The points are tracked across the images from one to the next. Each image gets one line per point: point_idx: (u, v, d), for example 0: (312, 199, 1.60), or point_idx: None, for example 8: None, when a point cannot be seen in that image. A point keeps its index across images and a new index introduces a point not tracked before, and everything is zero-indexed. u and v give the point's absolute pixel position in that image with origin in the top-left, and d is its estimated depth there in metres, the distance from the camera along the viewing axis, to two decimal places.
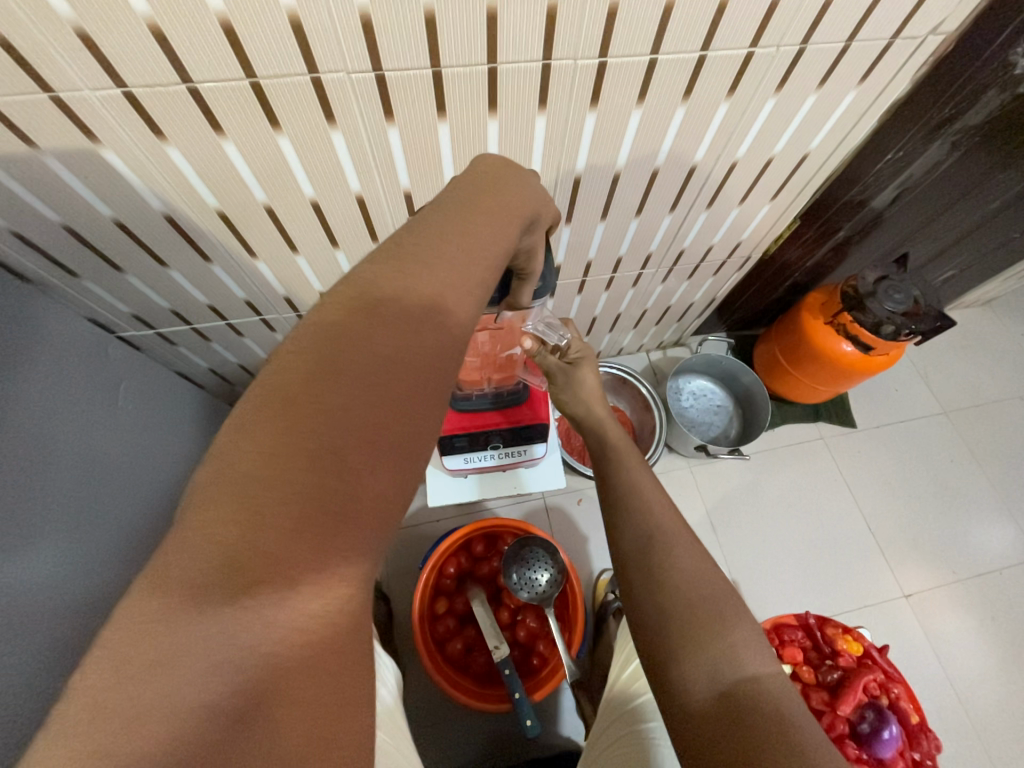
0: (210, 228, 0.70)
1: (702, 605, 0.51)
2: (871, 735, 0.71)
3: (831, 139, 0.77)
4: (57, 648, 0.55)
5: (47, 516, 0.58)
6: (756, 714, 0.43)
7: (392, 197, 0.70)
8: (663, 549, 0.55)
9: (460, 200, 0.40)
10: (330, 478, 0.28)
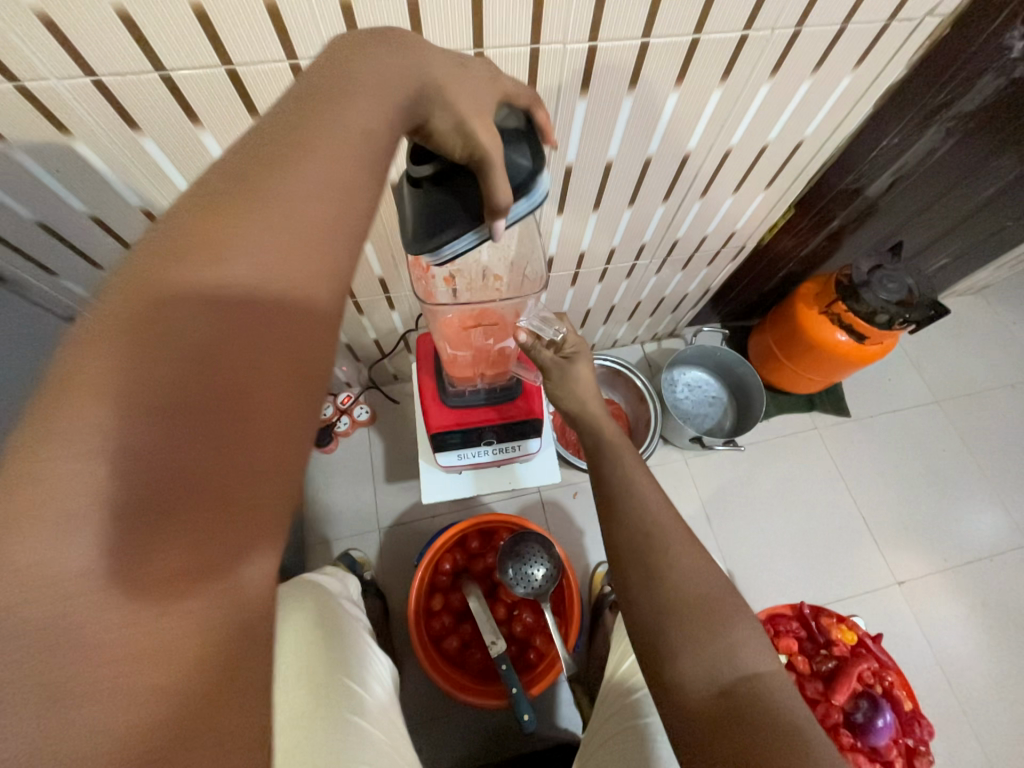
0: None
1: (696, 601, 0.51)
2: (865, 724, 0.72)
3: (826, 126, 0.76)
4: None
5: None
6: (755, 713, 0.43)
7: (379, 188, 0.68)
8: (660, 546, 0.54)
9: (313, 90, 0.31)
10: (160, 464, 0.22)
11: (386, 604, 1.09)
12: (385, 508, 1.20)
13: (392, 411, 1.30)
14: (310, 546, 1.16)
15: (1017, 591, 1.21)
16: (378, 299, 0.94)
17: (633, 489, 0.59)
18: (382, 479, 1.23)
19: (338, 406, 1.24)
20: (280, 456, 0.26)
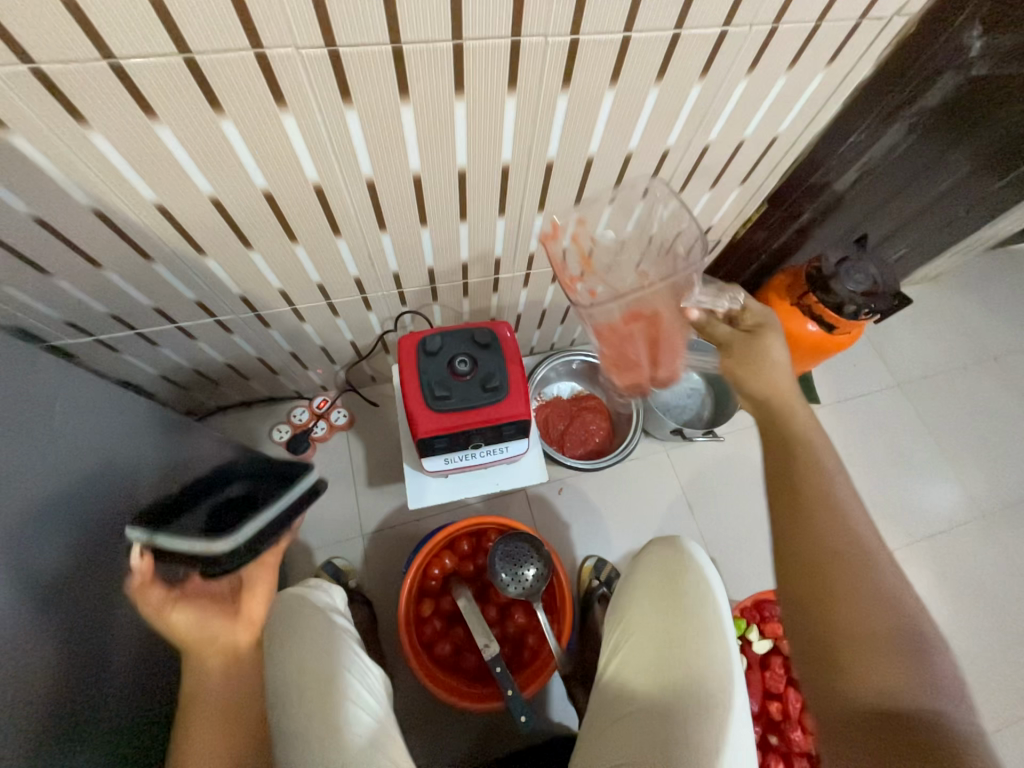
0: (149, 223, 0.63)
1: (898, 627, 0.50)
2: None
3: (799, 122, 0.77)
4: None
5: None
6: (921, 727, 0.46)
7: (354, 186, 0.65)
8: (855, 569, 0.52)
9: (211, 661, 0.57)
10: (222, 673, 0.57)
11: (373, 612, 1.06)
12: (368, 514, 1.17)
13: (371, 413, 1.26)
14: (291, 557, 1.12)
15: (973, 560, 1.30)
16: (354, 300, 0.91)
17: (846, 482, 0.57)
18: (364, 484, 1.20)
19: (314, 411, 1.20)
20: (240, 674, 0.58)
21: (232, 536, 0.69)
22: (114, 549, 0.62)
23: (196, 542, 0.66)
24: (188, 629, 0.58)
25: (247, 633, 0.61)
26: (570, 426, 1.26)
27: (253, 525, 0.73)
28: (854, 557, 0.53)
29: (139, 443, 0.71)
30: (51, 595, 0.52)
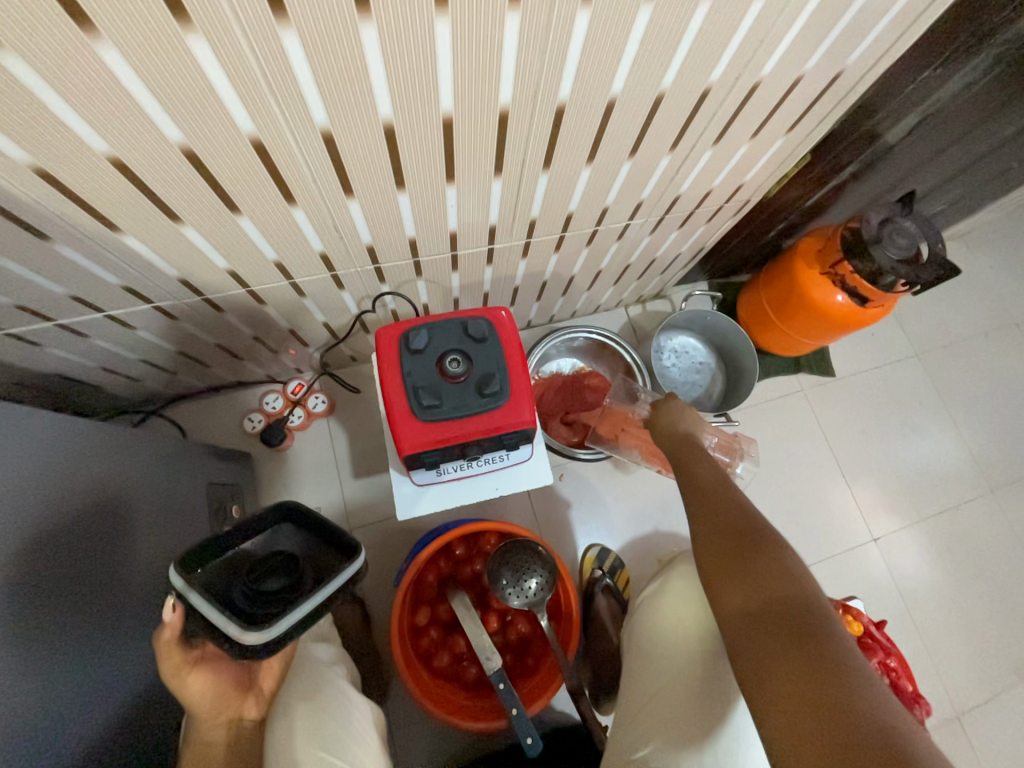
0: (33, 194, 0.47)
1: (743, 539, 0.61)
2: None
3: (872, 52, 0.62)
4: None
5: None
6: (778, 602, 0.55)
7: (305, 139, 0.49)
8: (718, 504, 0.67)
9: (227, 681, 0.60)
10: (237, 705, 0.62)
11: (365, 611, 1.01)
12: (355, 508, 1.09)
13: (352, 399, 1.14)
14: None
15: (978, 536, 1.28)
16: (322, 279, 0.76)
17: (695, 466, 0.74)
18: (349, 476, 1.10)
19: (289, 398, 1.08)
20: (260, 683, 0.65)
21: (267, 628, 0.54)
22: (44, 603, 0.51)
23: (233, 621, 0.54)
24: (202, 697, 0.57)
25: (253, 706, 0.63)
26: (571, 410, 1.15)
27: (289, 619, 0.56)
28: (714, 506, 0.67)
29: (68, 466, 0.59)
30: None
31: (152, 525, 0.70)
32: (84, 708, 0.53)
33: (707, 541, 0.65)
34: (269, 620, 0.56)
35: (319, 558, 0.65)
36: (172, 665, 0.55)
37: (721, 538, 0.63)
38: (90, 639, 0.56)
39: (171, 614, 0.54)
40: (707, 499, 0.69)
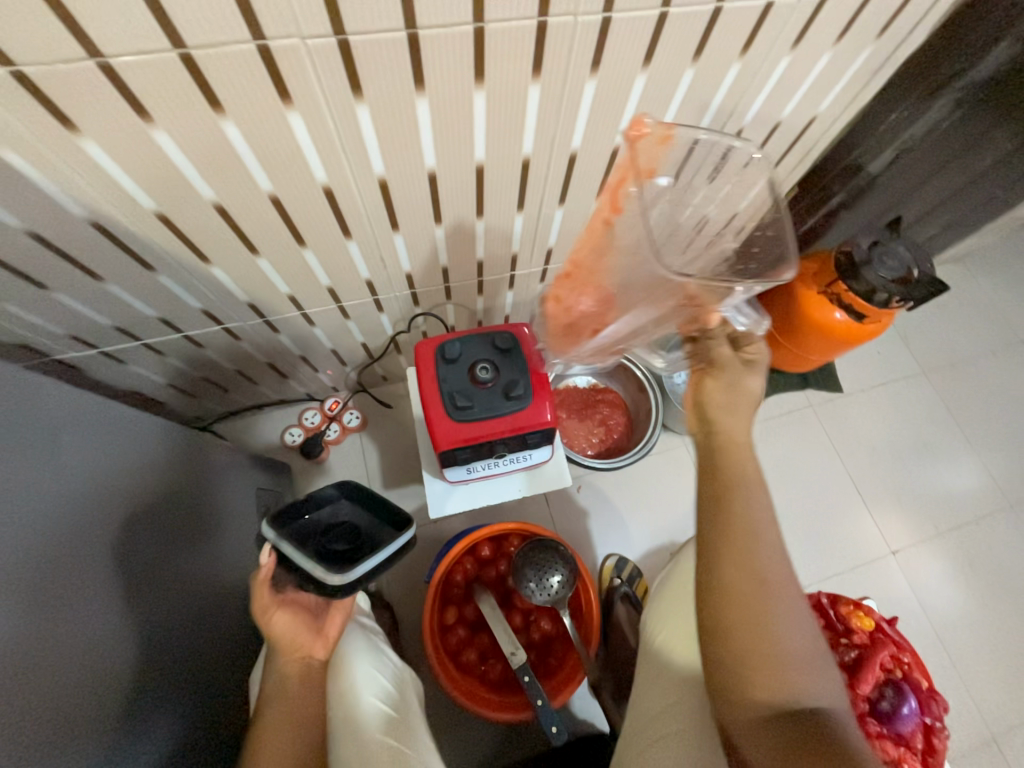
0: (150, 232, 0.59)
1: (802, 658, 0.50)
2: (892, 713, 0.66)
3: (840, 101, 0.71)
4: None
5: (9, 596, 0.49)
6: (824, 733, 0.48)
7: (366, 185, 0.61)
8: (771, 597, 0.50)
9: (297, 624, 0.62)
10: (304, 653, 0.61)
11: (395, 616, 1.06)
12: None
13: (383, 415, 1.23)
14: None
15: (1000, 550, 1.27)
16: (366, 303, 0.87)
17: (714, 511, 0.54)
18: (380, 486, 1.18)
19: (326, 413, 1.17)
20: (328, 629, 0.65)
21: (349, 570, 0.62)
22: (129, 578, 0.59)
23: (318, 565, 0.62)
24: (286, 633, 0.60)
25: (323, 648, 0.63)
26: (588, 424, 1.23)
27: (369, 562, 0.65)
28: (777, 600, 0.50)
29: (150, 461, 0.68)
30: (46, 647, 0.47)
31: (212, 520, 0.79)
32: (161, 677, 0.60)
33: (743, 642, 0.50)
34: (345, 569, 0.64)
35: (377, 528, 0.72)
36: (260, 604, 0.60)
37: (766, 647, 0.50)
38: (165, 615, 0.63)
39: (266, 557, 0.61)
40: (728, 588, 0.51)
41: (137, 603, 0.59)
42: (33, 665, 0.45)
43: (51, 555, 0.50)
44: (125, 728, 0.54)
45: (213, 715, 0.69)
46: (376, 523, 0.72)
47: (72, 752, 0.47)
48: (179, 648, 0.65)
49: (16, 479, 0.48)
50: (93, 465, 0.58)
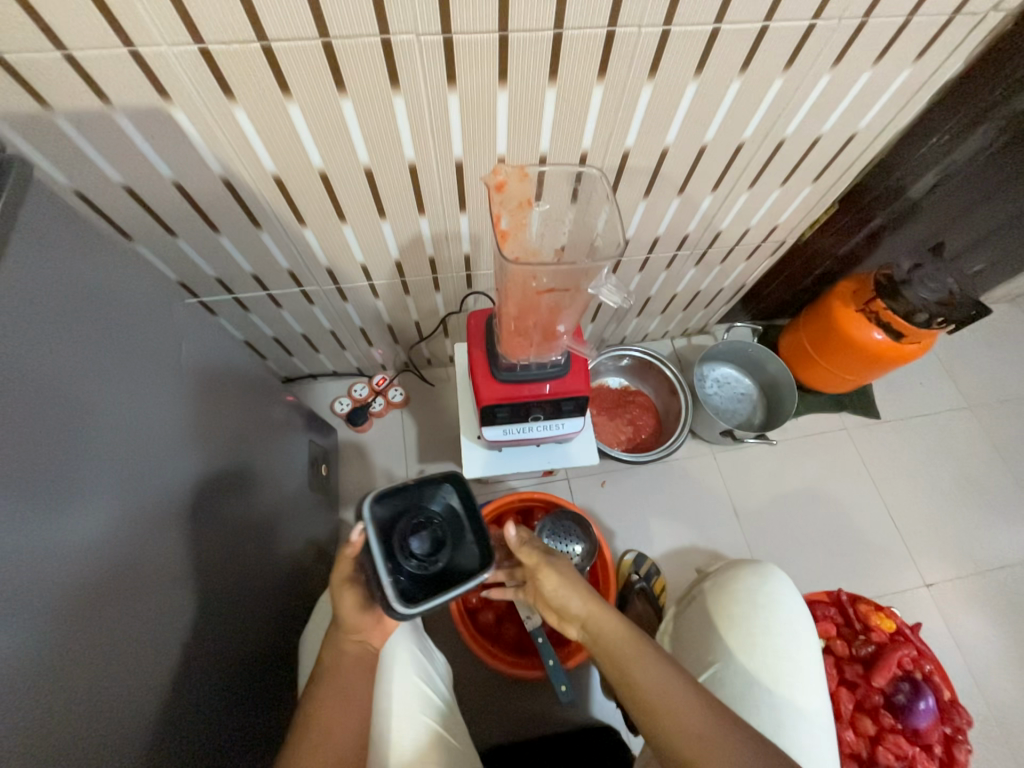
0: (264, 193, 0.70)
1: (673, 699, 0.56)
2: (906, 706, 0.70)
3: (879, 120, 0.77)
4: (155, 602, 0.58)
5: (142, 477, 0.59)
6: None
7: (444, 166, 0.71)
8: (628, 655, 0.60)
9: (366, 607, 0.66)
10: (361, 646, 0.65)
11: None
12: None
13: (424, 395, 1.32)
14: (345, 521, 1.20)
15: None
16: (425, 280, 0.97)
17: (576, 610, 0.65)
18: (414, 460, 1.26)
19: (373, 387, 1.27)
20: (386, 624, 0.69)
21: (416, 607, 0.61)
22: (204, 481, 0.68)
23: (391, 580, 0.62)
24: (352, 612, 0.64)
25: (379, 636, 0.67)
26: (617, 421, 1.27)
27: (433, 599, 0.62)
28: (636, 656, 0.59)
29: (223, 389, 0.78)
30: (143, 515, 0.56)
31: (261, 453, 0.88)
32: (219, 575, 0.68)
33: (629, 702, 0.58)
34: (416, 591, 0.63)
35: (460, 542, 0.69)
36: (337, 578, 0.65)
37: (643, 701, 0.57)
38: (223, 521, 0.72)
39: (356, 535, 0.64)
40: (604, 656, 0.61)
41: (205, 504, 0.68)
42: (133, 525, 0.54)
43: (160, 440, 0.60)
44: (194, 607, 0.62)
45: (251, 625, 0.76)
46: (461, 533, 0.70)
47: (148, 607, 0.56)
48: (233, 555, 0.73)
49: (141, 372, 0.59)
50: (188, 378, 0.68)
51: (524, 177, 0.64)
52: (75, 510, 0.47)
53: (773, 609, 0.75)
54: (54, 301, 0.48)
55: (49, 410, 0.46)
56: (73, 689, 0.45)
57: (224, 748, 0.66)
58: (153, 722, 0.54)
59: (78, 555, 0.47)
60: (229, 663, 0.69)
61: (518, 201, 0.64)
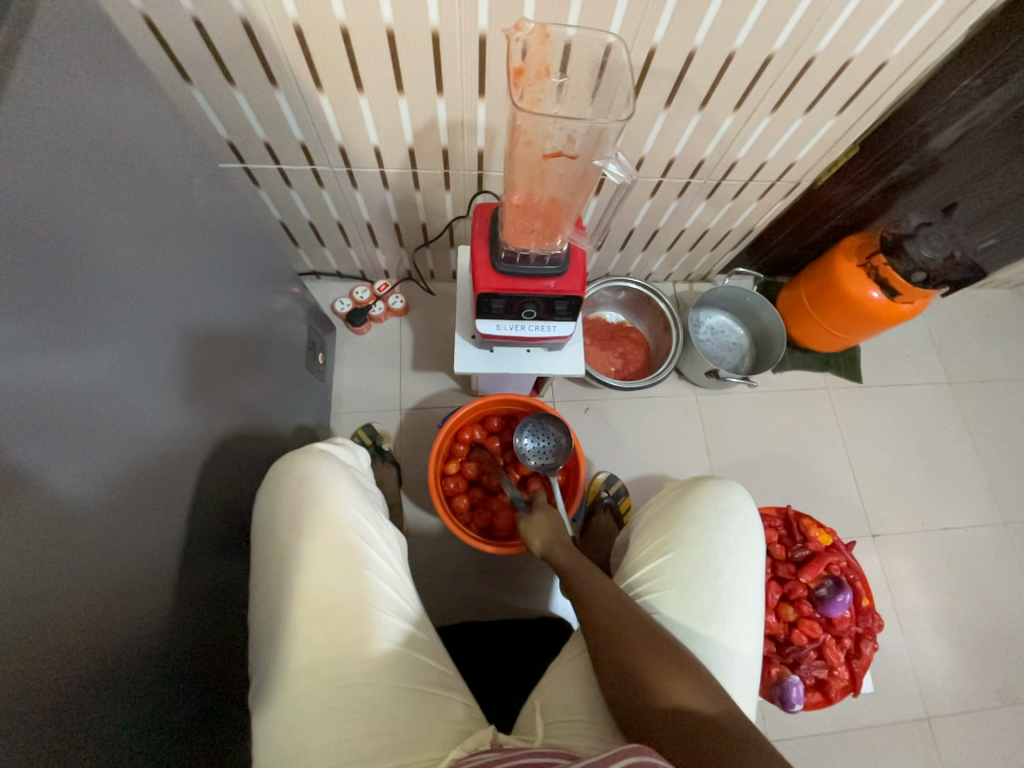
0: (283, 45, 0.69)
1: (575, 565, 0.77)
2: (826, 599, 0.79)
3: (913, 48, 0.76)
4: (160, 421, 0.64)
5: (156, 305, 0.63)
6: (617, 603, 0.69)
7: (467, 40, 0.70)
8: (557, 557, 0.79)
9: None
10: None
11: (399, 474, 1.18)
12: (408, 393, 1.28)
13: (424, 306, 1.35)
14: (337, 414, 1.25)
15: (980, 561, 1.30)
16: (436, 176, 0.97)
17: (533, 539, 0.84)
18: (408, 366, 1.30)
19: (375, 291, 1.28)
20: None
21: None
22: (207, 328, 0.74)
23: None
24: None
25: None
26: (609, 352, 1.31)
27: None
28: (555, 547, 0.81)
29: (228, 250, 0.81)
30: (134, 336, 0.59)
31: (261, 329, 0.92)
32: (209, 418, 0.74)
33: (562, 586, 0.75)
34: None
35: None
36: None
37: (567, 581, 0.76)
38: (219, 375, 0.77)
39: None
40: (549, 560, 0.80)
41: (205, 351, 0.74)
42: (128, 343, 0.58)
43: (164, 274, 0.65)
44: (187, 435, 0.69)
45: (237, 473, 0.83)
46: None
47: (153, 421, 0.62)
48: (223, 407, 0.78)
49: (147, 206, 0.62)
50: (185, 224, 0.70)
51: (545, 41, 0.62)
52: (83, 304, 0.52)
53: (731, 514, 0.78)
54: (56, 100, 0.50)
55: (47, 203, 0.49)
56: (75, 467, 0.50)
57: (209, 570, 0.74)
58: (143, 524, 0.60)
59: (85, 345, 0.52)
60: (213, 501, 0.75)
61: (536, 70, 0.65)
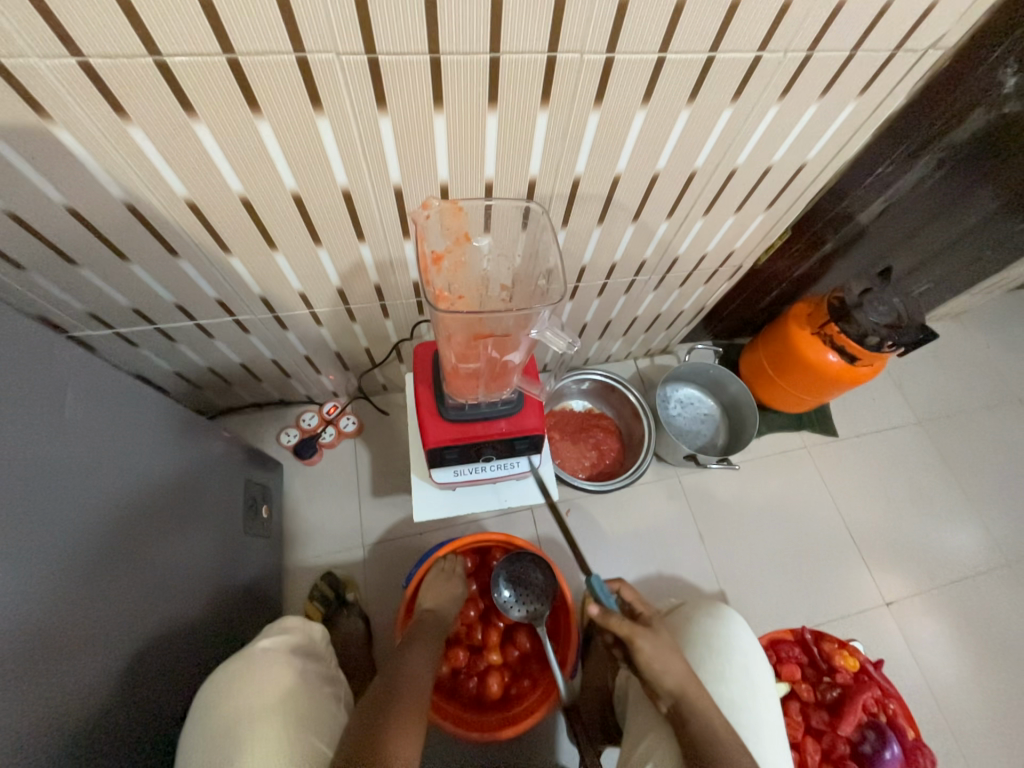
0: (177, 220, 0.63)
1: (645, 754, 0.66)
2: (871, 753, 0.76)
3: (828, 150, 0.77)
4: (46, 702, 0.50)
5: (48, 546, 0.51)
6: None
7: (381, 193, 0.65)
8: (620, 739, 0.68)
9: None
10: None
11: (370, 629, 1.05)
12: (370, 524, 1.15)
13: (378, 423, 1.25)
14: (292, 562, 1.11)
15: (997, 609, 1.24)
16: (372, 308, 0.91)
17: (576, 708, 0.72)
18: (368, 493, 1.18)
19: (323, 417, 1.19)
20: None
21: None
22: (126, 542, 0.62)
23: None
24: None
25: None
26: (582, 445, 1.23)
27: None
28: None
29: (146, 434, 0.70)
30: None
31: (194, 509, 0.79)
32: (127, 658, 0.61)
33: None
34: None
35: None
36: None
37: None
38: (141, 595, 0.64)
39: None
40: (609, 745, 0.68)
41: (122, 572, 0.61)
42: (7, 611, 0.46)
43: (55, 503, 0.53)
44: (92, 697, 0.55)
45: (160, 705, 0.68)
46: None
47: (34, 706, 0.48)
48: (148, 632, 0.64)
49: (32, 427, 0.52)
50: (84, 426, 0.59)
51: (458, 213, 0.63)
52: None
53: (729, 655, 0.75)
54: None
55: None
56: None
57: None
58: None
59: None
60: (127, 763, 0.60)
61: (455, 238, 0.65)
